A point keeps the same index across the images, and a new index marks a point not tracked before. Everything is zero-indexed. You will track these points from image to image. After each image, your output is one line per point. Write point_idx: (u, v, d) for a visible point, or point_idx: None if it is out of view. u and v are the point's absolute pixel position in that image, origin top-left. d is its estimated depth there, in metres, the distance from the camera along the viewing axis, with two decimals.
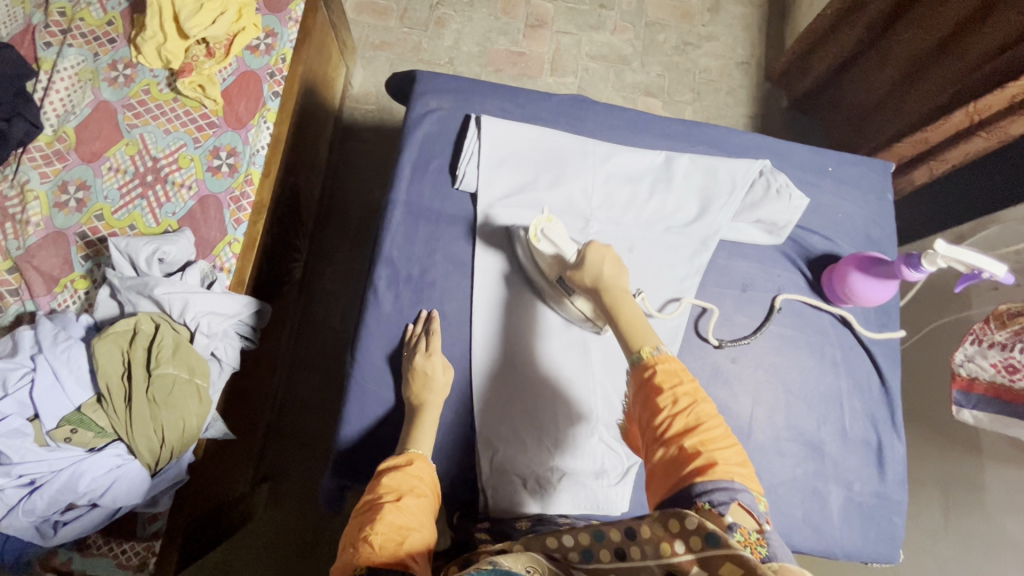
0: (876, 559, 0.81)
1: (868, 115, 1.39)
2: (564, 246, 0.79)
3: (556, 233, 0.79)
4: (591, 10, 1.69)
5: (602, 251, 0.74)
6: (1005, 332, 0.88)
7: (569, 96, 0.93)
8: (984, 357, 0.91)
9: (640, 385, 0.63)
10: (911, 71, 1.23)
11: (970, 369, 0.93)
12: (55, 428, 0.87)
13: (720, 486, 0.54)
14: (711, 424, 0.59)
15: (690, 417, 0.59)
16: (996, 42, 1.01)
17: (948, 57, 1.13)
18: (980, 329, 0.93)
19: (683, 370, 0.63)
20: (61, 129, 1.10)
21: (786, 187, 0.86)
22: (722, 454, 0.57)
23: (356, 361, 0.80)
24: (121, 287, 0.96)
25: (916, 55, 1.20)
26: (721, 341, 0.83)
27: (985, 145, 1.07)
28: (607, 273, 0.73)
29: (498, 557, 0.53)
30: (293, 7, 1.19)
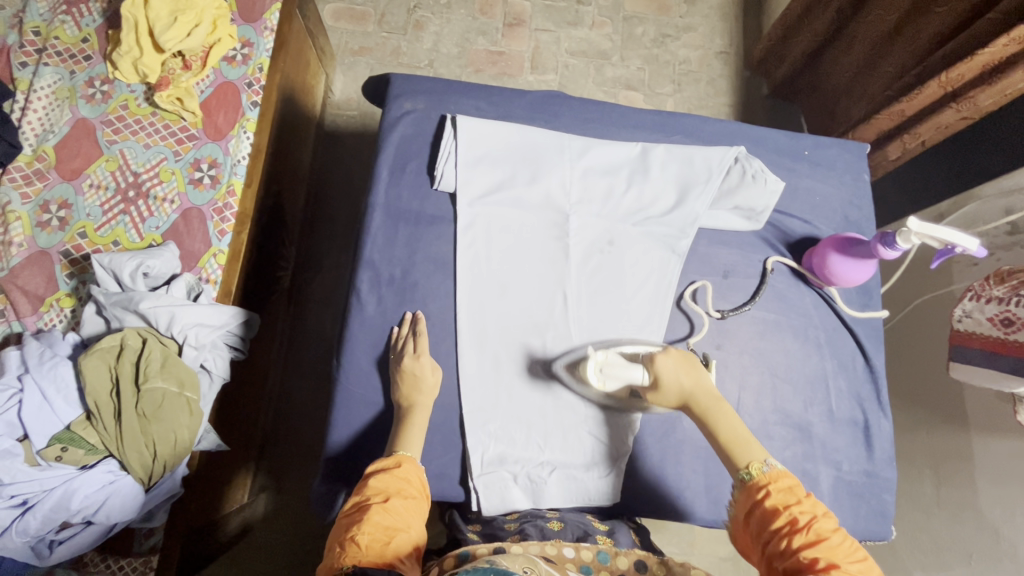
0: (867, 537, 0.82)
1: (842, 99, 1.40)
2: (629, 375, 0.74)
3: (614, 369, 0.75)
4: (569, 6, 1.70)
5: (668, 363, 0.72)
6: (1003, 287, 0.88)
7: (544, 92, 0.93)
8: (981, 310, 0.91)
9: (750, 501, 0.64)
10: (875, 53, 1.24)
11: (968, 324, 0.93)
12: (46, 447, 0.87)
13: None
14: (831, 537, 0.58)
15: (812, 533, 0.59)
16: (951, 21, 1.03)
17: (907, 38, 1.14)
18: (980, 286, 0.93)
19: (798, 486, 0.63)
20: (40, 148, 1.09)
21: (761, 172, 0.87)
22: (843, 567, 0.56)
23: (343, 365, 0.80)
24: (106, 303, 0.96)
25: (880, 36, 1.21)
26: (722, 312, 0.85)
27: (955, 118, 1.07)
28: (687, 385, 0.71)
29: (494, 554, 0.52)
30: (268, 16, 1.19)
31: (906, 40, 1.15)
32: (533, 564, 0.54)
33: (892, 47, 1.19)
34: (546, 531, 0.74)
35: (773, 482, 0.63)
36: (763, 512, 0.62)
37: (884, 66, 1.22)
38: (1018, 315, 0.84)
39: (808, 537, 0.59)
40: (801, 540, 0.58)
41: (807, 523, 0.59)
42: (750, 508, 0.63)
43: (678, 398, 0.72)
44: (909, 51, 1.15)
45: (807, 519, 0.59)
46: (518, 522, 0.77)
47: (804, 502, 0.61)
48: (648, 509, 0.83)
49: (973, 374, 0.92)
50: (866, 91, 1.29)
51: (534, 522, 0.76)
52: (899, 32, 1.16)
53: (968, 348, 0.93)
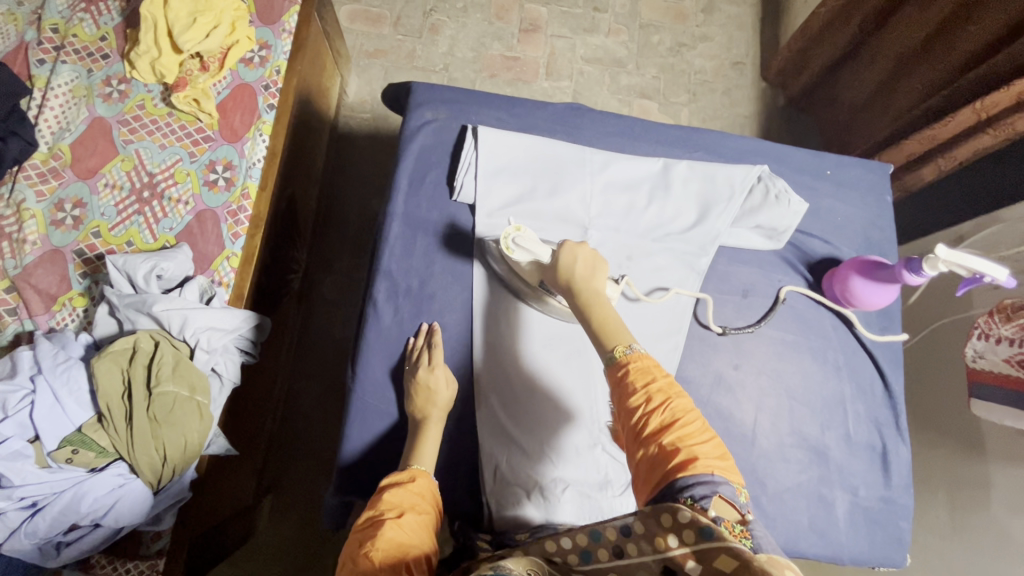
0: (882, 564, 0.81)
1: (864, 114, 1.39)
2: (538, 251, 0.77)
3: (527, 241, 0.77)
4: (585, 13, 1.69)
5: (574, 252, 0.74)
6: (1011, 327, 0.89)
7: (565, 104, 0.92)
8: (995, 351, 0.91)
9: (614, 379, 0.64)
10: (900, 70, 1.24)
11: (982, 365, 0.94)
12: (56, 449, 0.87)
13: (698, 476, 0.55)
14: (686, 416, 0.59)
15: (667, 410, 0.60)
16: (984, 39, 1.02)
17: (935, 54, 1.14)
18: (985, 323, 0.95)
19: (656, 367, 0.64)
20: (56, 146, 1.09)
21: (785, 193, 0.86)
22: (700, 449, 0.57)
23: (357, 375, 0.80)
24: (120, 304, 0.96)
25: (904, 53, 1.21)
26: (723, 329, 0.84)
27: (993, 142, 1.04)
28: (577, 274, 0.72)
29: (500, 561, 0.50)
30: (287, 19, 1.19)
31: (934, 56, 1.14)
32: (535, 566, 0.52)
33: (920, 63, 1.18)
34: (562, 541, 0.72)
35: (635, 362, 0.64)
36: (623, 395, 0.62)
37: (908, 83, 1.22)
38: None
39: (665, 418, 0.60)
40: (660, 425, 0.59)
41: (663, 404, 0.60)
42: (614, 394, 0.64)
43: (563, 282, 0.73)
44: (936, 68, 1.14)
45: (664, 401, 0.60)
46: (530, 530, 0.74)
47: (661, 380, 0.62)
48: None
49: (990, 411, 0.92)
50: (892, 107, 1.29)
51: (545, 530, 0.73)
52: (926, 48, 1.15)
53: (987, 386, 0.93)
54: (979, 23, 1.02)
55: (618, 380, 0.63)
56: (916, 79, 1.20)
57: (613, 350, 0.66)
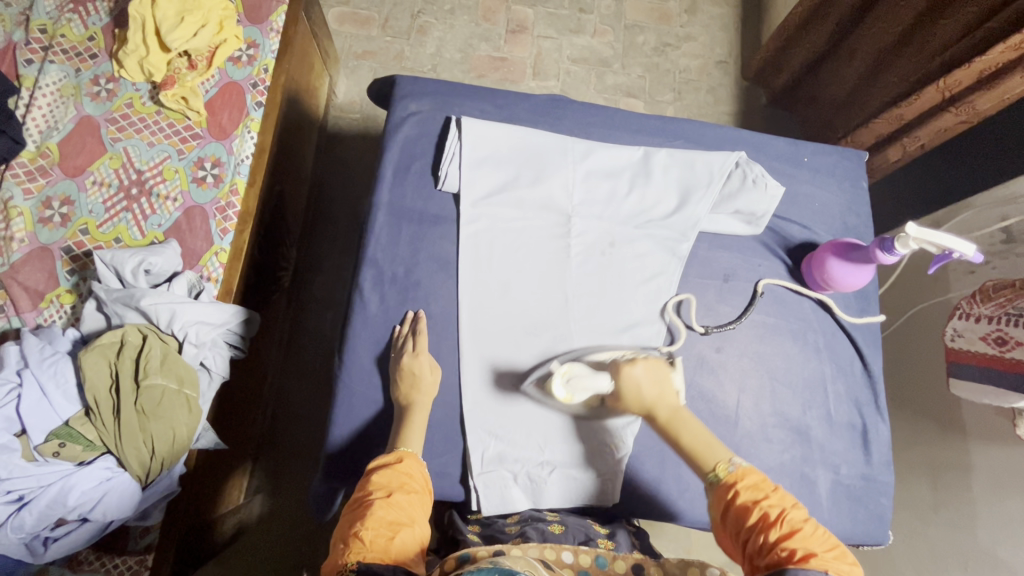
0: (865, 541, 0.83)
1: (843, 109, 1.42)
2: (595, 382, 0.76)
3: (575, 378, 0.75)
4: (571, 14, 1.72)
5: (634, 375, 0.75)
6: (991, 306, 0.90)
7: (548, 96, 0.94)
8: (973, 329, 0.92)
9: (723, 500, 0.65)
10: (880, 65, 1.26)
11: (963, 344, 0.94)
12: (43, 443, 0.86)
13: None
14: (804, 526, 0.60)
15: (784, 522, 0.60)
16: (952, 33, 1.05)
17: (911, 49, 1.16)
18: (966, 304, 0.95)
19: (764, 480, 0.65)
20: (44, 145, 1.10)
21: (761, 177, 0.88)
22: (820, 552, 0.58)
23: (344, 363, 0.80)
24: (107, 299, 0.96)
25: (885, 48, 1.23)
26: (705, 329, 0.84)
27: (954, 122, 1.09)
28: (649, 398, 0.74)
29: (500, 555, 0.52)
30: (274, 18, 1.20)
31: (909, 53, 1.17)
32: (533, 568, 0.53)
33: (895, 60, 1.22)
34: (549, 533, 0.73)
35: (741, 480, 0.65)
36: (735, 511, 0.63)
37: (888, 75, 1.25)
38: (1012, 335, 0.85)
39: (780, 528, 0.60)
40: (776, 533, 0.60)
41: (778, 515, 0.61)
42: (724, 513, 0.64)
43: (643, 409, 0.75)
44: (912, 62, 1.17)
45: (778, 511, 0.61)
46: (518, 525, 0.76)
47: (774, 494, 0.63)
48: (646, 510, 0.83)
49: (972, 391, 0.93)
50: (870, 100, 1.31)
51: (534, 525, 0.75)
52: (903, 42, 1.18)
53: (967, 366, 0.93)
54: (948, 18, 1.05)
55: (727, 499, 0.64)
56: (895, 72, 1.22)
57: (713, 472, 0.67)
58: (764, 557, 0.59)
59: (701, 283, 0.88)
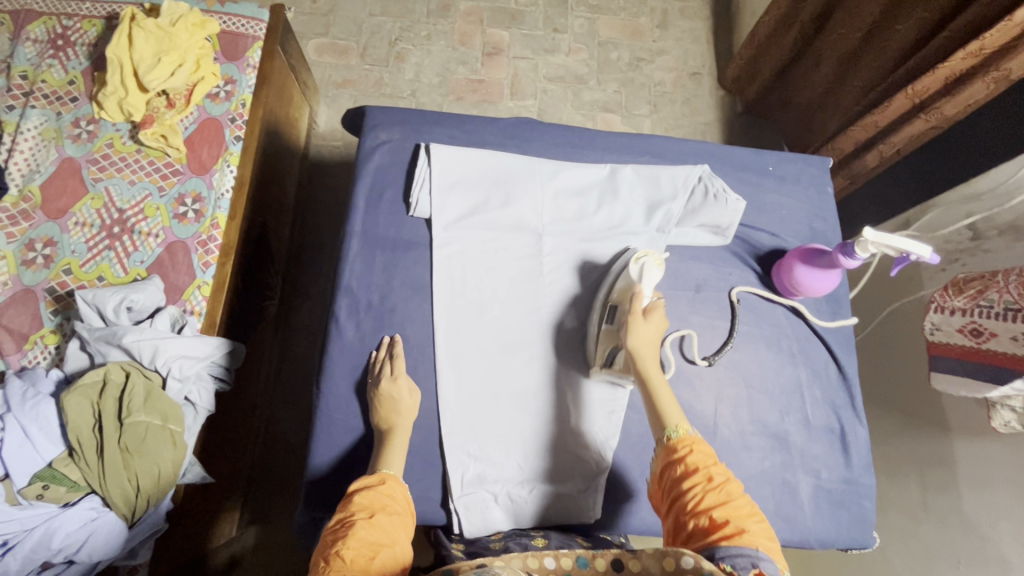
0: (851, 545, 0.82)
1: (818, 112, 1.46)
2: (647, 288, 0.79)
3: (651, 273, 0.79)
4: (546, 35, 1.76)
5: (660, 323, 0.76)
6: (963, 298, 0.91)
7: (516, 119, 0.96)
8: (949, 321, 0.93)
9: (668, 454, 0.66)
10: (845, 68, 1.30)
11: (940, 337, 0.94)
12: (27, 486, 0.86)
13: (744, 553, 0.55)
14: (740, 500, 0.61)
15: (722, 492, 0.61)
16: (911, 37, 1.10)
17: (870, 53, 1.21)
18: (940, 297, 0.96)
19: (711, 451, 0.65)
20: (26, 188, 1.11)
21: (723, 192, 0.89)
22: (751, 528, 0.58)
23: (323, 391, 0.81)
24: (90, 338, 0.97)
25: (846, 53, 1.27)
26: (710, 359, 0.85)
27: (925, 128, 1.08)
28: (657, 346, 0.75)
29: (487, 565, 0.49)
30: (250, 54, 1.24)
31: (871, 56, 1.21)
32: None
33: (858, 63, 1.26)
34: (531, 546, 0.74)
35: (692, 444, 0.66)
36: (678, 473, 0.64)
37: (853, 80, 1.29)
38: (986, 326, 0.86)
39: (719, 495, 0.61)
40: (712, 499, 0.60)
41: (720, 482, 0.62)
42: (667, 468, 0.65)
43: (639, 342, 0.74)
44: (875, 65, 1.21)
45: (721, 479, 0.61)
46: (502, 541, 0.77)
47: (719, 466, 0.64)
48: (631, 524, 0.83)
49: (948, 382, 0.94)
50: (840, 103, 1.36)
51: (517, 540, 0.76)
52: (864, 48, 1.22)
53: (945, 359, 0.94)
54: (903, 23, 1.10)
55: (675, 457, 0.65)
56: (859, 76, 1.27)
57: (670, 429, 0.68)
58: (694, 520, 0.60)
59: (674, 294, 0.89)
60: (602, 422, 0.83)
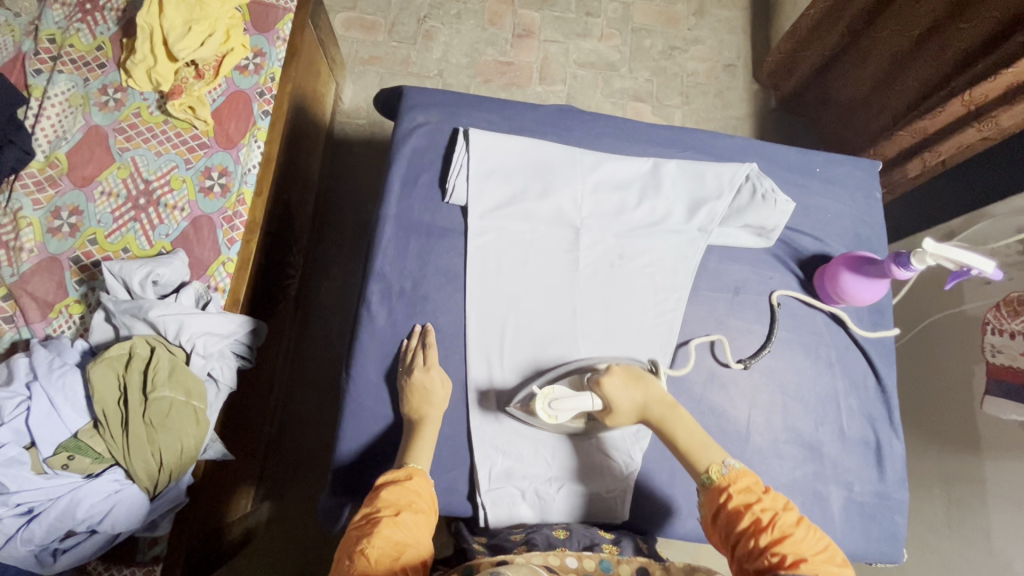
0: (878, 560, 0.81)
1: (860, 111, 1.41)
2: (578, 403, 0.73)
3: (561, 402, 0.73)
4: (578, 18, 1.71)
5: (615, 383, 0.73)
6: None
7: (556, 106, 0.93)
8: (1012, 345, 0.94)
9: (715, 505, 0.64)
10: (896, 68, 1.26)
11: None
12: (53, 456, 0.86)
13: None
14: (795, 531, 0.59)
15: (774, 527, 0.60)
16: (976, 40, 1.04)
17: (928, 53, 1.16)
18: (996, 319, 0.95)
19: (757, 483, 0.64)
20: (53, 155, 1.10)
21: (772, 192, 0.86)
22: (813, 559, 0.57)
23: (352, 377, 0.80)
24: (115, 310, 0.96)
25: (901, 51, 1.22)
26: (745, 362, 0.83)
27: (977, 137, 1.08)
28: (638, 400, 0.73)
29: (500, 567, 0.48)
30: (280, 27, 1.20)
31: (927, 56, 1.16)
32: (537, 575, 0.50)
33: (910, 64, 1.21)
34: (554, 539, 0.74)
35: (734, 483, 0.65)
36: (727, 516, 0.63)
37: (903, 81, 1.25)
38: None
39: (773, 534, 0.59)
40: (767, 538, 0.59)
41: (770, 519, 0.60)
42: (715, 516, 0.64)
43: (635, 413, 0.74)
44: (931, 68, 1.16)
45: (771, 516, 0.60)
46: (524, 533, 0.76)
47: (765, 498, 0.63)
48: (656, 527, 0.82)
49: (1001, 406, 0.92)
50: (887, 103, 1.32)
51: (540, 531, 0.76)
52: (920, 46, 1.17)
53: None
54: (970, 22, 1.04)
55: (718, 504, 0.64)
56: (912, 76, 1.22)
57: (707, 473, 0.67)
58: (753, 564, 0.58)
59: (712, 297, 0.87)
60: (625, 430, 0.82)
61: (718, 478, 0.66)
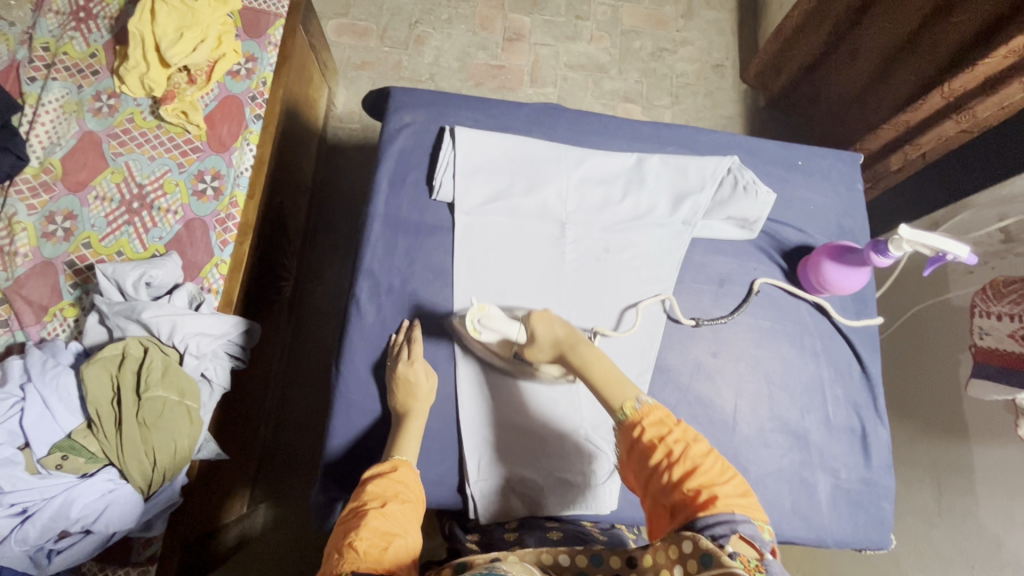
0: (866, 546, 0.82)
1: (853, 106, 1.43)
2: (506, 327, 0.77)
3: (492, 319, 0.77)
4: (568, 22, 1.73)
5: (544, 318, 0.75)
6: (1007, 303, 0.89)
7: (542, 105, 0.95)
8: (999, 327, 0.89)
9: (629, 437, 0.65)
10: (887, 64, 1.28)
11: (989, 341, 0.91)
12: (46, 455, 0.87)
13: (720, 518, 0.55)
14: (704, 462, 0.60)
15: (686, 461, 0.61)
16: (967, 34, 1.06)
17: (920, 48, 1.18)
18: (981, 301, 0.94)
19: (668, 415, 0.65)
20: (47, 160, 1.11)
21: (753, 184, 0.88)
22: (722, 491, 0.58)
23: (341, 373, 0.81)
24: (109, 312, 0.97)
25: (890, 47, 1.24)
26: (696, 321, 0.85)
27: (954, 130, 1.08)
28: (562, 335, 0.74)
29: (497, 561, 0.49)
30: (272, 32, 1.22)
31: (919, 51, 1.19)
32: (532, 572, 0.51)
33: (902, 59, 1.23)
34: (546, 541, 0.74)
35: (646, 417, 0.65)
36: (640, 449, 0.63)
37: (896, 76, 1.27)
38: None
39: (684, 466, 0.60)
40: (679, 471, 0.60)
41: (681, 452, 0.61)
42: (631, 450, 0.65)
43: (554, 350, 0.75)
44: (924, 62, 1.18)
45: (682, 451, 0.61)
46: (517, 532, 0.77)
47: (676, 430, 0.63)
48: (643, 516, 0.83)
49: (985, 390, 0.91)
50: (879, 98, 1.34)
51: (533, 533, 0.76)
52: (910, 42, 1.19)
53: (990, 364, 0.90)
54: (959, 16, 1.06)
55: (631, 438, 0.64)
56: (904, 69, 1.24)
57: (622, 409, 0.67)
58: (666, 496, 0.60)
59: (697, 288, 0.88)
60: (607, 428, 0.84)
61: (631, 412, 0.66)
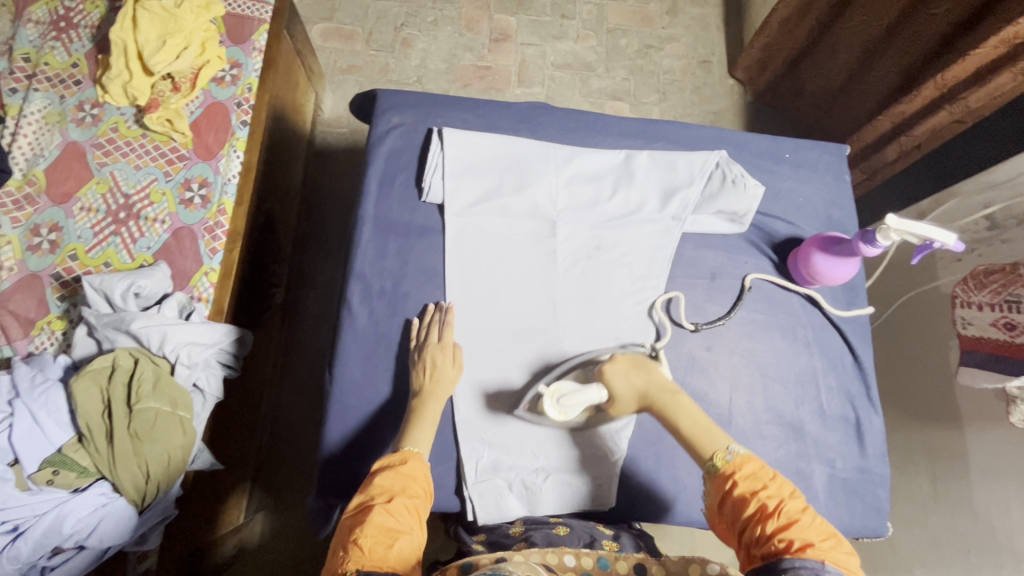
0: (863, 534, 0.83)
1: (839, 98, 1.44)
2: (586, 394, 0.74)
3: (570, 396, 0.74)
4: (554, 21, 1.73)
5: (619, 370, 0.78)
6: (986, 294, 0.94)
7: (529, 104, 0.95)
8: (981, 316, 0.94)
9: (721, 489, 0.64)
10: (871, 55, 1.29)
11: (975, 331, 0.96)
12: (37, 472, 0.86)
13: (807, 565, 0.55)
14: (802, 517, 0.59)
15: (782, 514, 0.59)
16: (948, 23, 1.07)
17: (902, 38, 1.18)
18: (963, 292, 0.99)
19: (763, 469, 0.64)
20: (30, 172, 1.10)
21: (741, 177, 0.89)
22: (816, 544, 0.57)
23: (335, 378, 0.80)
24: (98, 324, 0.96)
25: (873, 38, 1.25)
26: (696, 326, 0.85)
27: (947, 122, 1.10)
28: (641, 387, 0.76)
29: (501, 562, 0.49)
30: (256, 37, 1.21)
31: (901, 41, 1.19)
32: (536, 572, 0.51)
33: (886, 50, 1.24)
34: (554, 537, 0.74)
35: (739, 470, 0.64)
36: (732, 500, 0.63)
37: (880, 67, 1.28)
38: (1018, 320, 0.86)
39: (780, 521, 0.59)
40: (773, 525, 0.59)
41: (777, 506, 0.60)
42: (722, 502, 0.64)
43: (639, 402, 0.76)
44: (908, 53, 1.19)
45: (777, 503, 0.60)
46: (523, 528, 0.77)
47: (771, 485, 0.62)
48: (642, 512, 0.83)
49: (974, 377, 0.95)
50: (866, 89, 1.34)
51: (540, 530, 0.76)
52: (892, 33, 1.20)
53: (978, 352, 0.94)
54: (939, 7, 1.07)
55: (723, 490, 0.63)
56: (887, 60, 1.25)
57: (714, 459, 0.66)
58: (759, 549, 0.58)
59: (690, 283, 0.88)
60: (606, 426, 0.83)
61: (722, 464, 0.66)
